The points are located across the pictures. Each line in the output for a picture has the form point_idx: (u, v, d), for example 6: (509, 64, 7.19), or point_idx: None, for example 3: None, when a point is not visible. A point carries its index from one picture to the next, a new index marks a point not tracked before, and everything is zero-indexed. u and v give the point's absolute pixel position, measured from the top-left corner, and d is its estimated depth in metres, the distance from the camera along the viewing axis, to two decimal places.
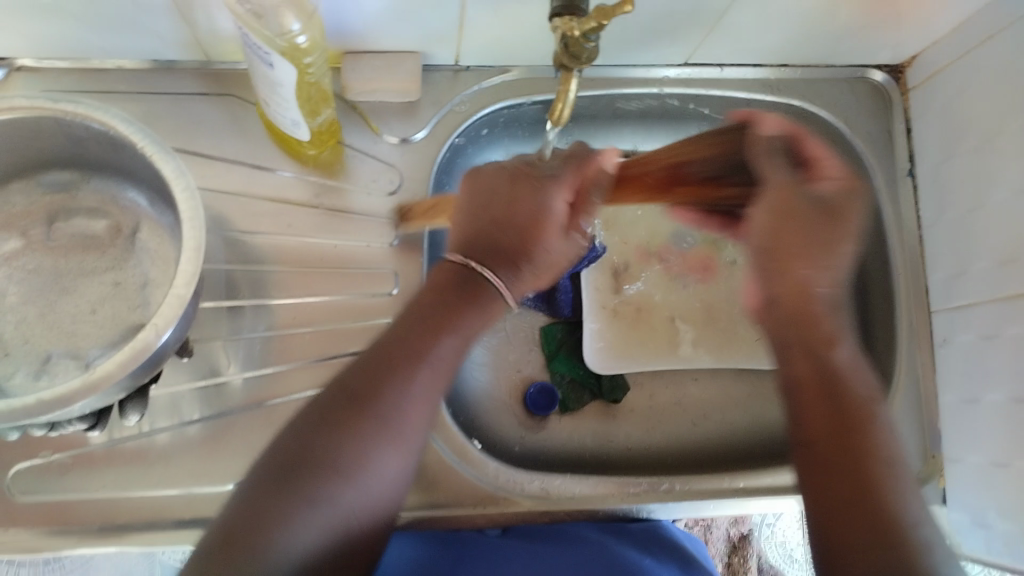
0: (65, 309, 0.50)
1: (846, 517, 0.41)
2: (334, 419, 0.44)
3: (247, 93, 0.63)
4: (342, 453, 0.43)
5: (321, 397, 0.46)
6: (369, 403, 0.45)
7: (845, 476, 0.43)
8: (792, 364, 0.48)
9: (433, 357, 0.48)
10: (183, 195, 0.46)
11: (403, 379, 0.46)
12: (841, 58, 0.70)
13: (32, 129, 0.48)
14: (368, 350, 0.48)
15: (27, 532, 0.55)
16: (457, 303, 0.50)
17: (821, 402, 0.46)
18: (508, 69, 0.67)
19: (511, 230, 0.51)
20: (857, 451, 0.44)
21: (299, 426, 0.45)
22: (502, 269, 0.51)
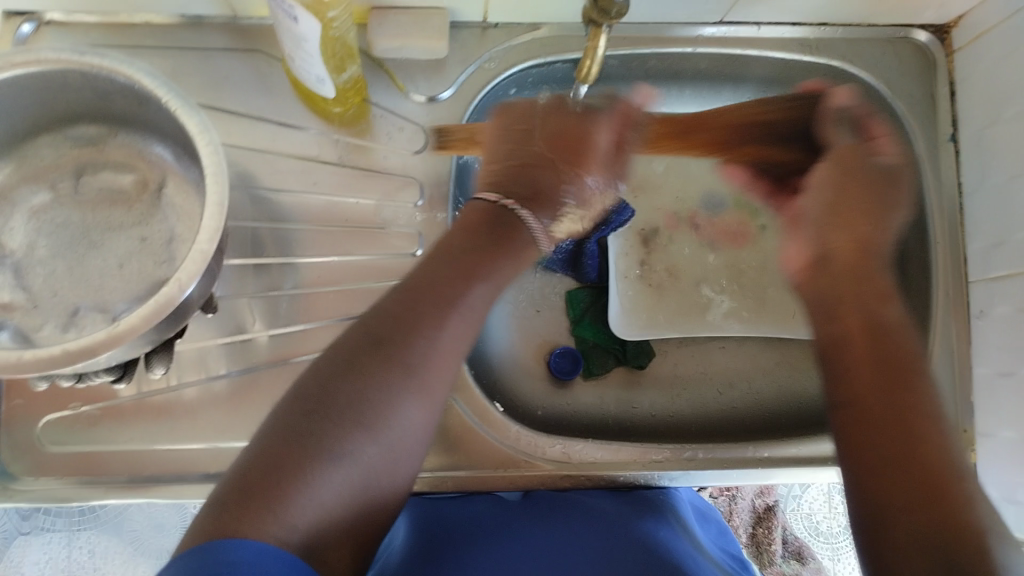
0: (93, 264, 0.51)
1: (890, 463, 0.42)
2: (366, 362, 0.43)
3: (273, 50, 0.62)
4: (371, 398, 0.42)
5: (350, 340, 0.45)
6: (398, 347, 0.44)
7: (887, 439, 0.43)
8: (846, 323, 0.50)
9: (462, 304, 0.47)
10: (207, 149, 0.46)
11: (434, 325, 0.46)
12: (884, 17, 0.67)
13: (57, 82, 0.48)
14: (393, 297, 0.47)
15: (57, 481, 0.56)
16: (487, 248, 0.50)
17: (887, 362, 0.47)
18: (537, 27, 0.65)
19: (555, 166, 0.55)
20: (909, 413, 0.44)
21: (330, 365, 0.43)
22: (541, 208, 0.54)
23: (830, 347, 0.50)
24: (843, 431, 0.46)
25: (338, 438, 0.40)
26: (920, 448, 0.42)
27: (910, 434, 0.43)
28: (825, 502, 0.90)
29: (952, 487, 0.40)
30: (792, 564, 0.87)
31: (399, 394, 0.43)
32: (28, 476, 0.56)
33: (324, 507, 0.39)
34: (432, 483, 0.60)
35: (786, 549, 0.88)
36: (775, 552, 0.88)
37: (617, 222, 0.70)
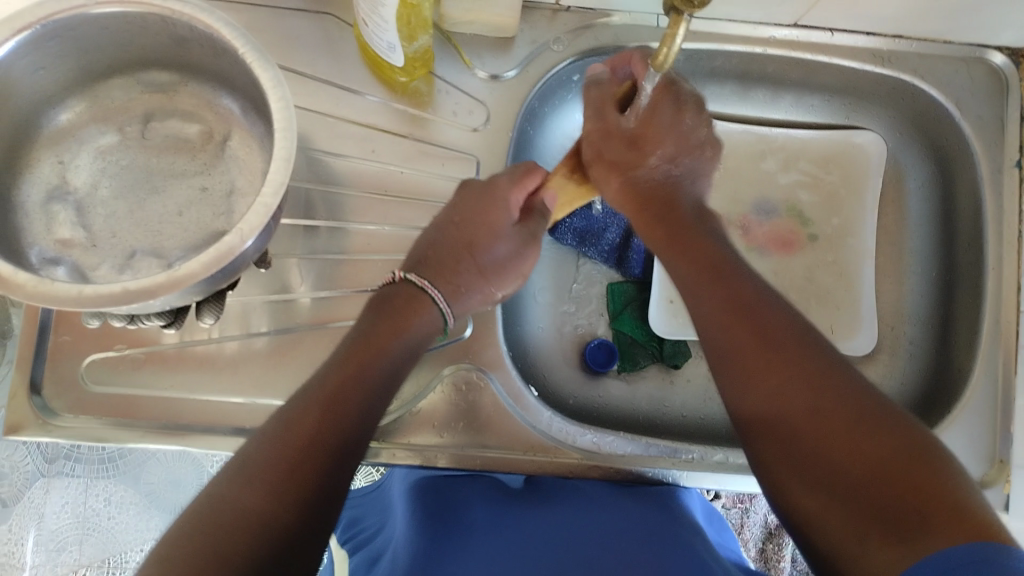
0: (153, 209, 0.51)
1: (787, 409, 0.42)
2: (251, 475, 0.40)
3: (345, 15, 0.63)
4: (229, 516, 0.38)
5: (233, 467, 0.41)
6: (265, 460, 0.41)
7: (770, 382, 0.43)
8: (701, 267, 0.50)
9: (351, 396, 0.45)
10: (279, 104, 0.46)
11: (319, 423, 0.42)
12: (960, 35, 0.66)
13: (137, 24, 0.48)
14: (277, 412, 0.44)
15: (94, 420, 0.56)
16: (375, 334, 0.48)
17: (738, 299, 0.47)
18: (609, 15, 0.65)
19: (449, 230, 0.54)
20: (777, 345, 0.44)
21: (206, 494, 0.40)
22: (438, 277, 0.52)
23: (689, 290, 0.49)
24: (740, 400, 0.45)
25: (226, 555, 0.36)
26: (799, 366, 0.43)
27: (788, 369, 0.43)
28: None
29: (847, 399, 0.41)
30: None
31: (292, 499, 0.40)
32: (66, 412, 0.56)
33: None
34: (459, 460, 0.59)
35: (794, 566, 0.89)
36: (784, 568, 0.89)
37: None
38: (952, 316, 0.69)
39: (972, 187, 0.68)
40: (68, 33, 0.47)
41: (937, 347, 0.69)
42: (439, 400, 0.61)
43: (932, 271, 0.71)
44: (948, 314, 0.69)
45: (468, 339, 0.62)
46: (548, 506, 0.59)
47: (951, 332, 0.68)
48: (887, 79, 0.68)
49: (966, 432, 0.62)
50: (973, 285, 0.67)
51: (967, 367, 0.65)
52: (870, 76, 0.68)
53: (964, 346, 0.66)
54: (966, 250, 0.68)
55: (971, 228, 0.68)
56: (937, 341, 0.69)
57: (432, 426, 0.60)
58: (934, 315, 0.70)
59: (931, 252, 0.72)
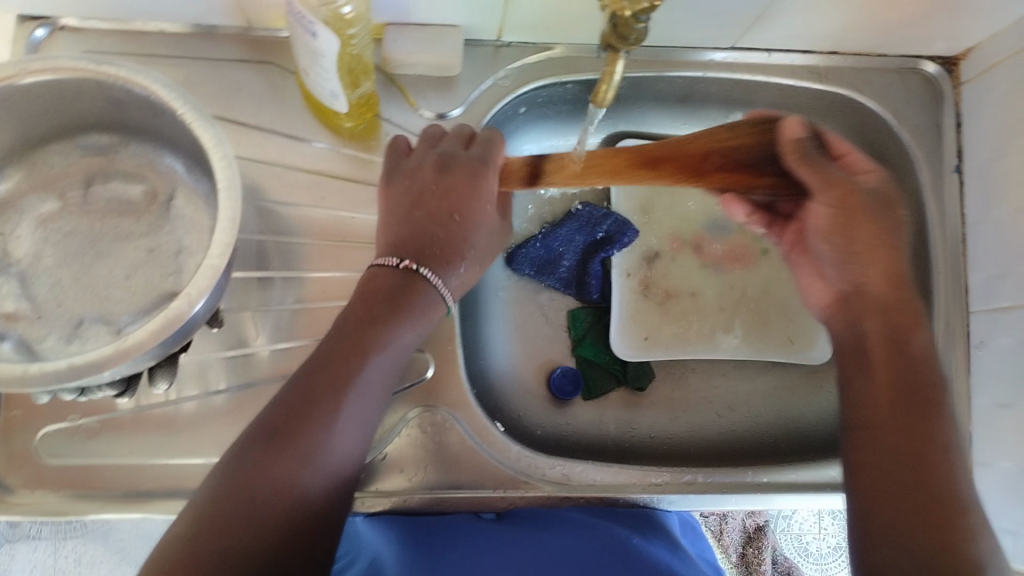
0: (98, 275, 0.50)
1: (886, 498, 0.45)
2: (264, 452, 0.43)
3: (286, 62, 0.62)
4: (270, 490, 0.42)
5: (243, 440, 0.45)
6: (290, 439, 0.44)
7: (899, 446, 0.47)
8: (872, 361, 0.51)
9: (358, 380, 0.47)
10: (221, 163, 0.45)
11: (341, 406, 0.46)
12: (893, 48, 0.67)
13: (73, 90, 0.47)
14: (283, 389, 0.47)
15: (52, 494, 0.55)
16: (382, 317, 0.50)
17: (911, 389, 0.49)
18: (550, 48, 0.65)
19: (450, 223, 0.54)
20: (919, 432, 0.47)
21: (233, 459, 0.44)
22: (436, 264, 0.53)
23: (857, 362, 0.52)
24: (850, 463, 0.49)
25: (250, 534, 0.40)
26: (919, 471, 0.45)
27: (906, 469, 0.46)
28: (815, 523, 0.91)
29: (937, 500, 0.44)
30: None
31: (299, 476, 0.43)
32: (23, 489, 0.55)
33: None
34: (431, 502, 0.59)
35: (775, 568, 0.88)
36: (765, 571, 0.88)
37: (622, 243, 0.72)
38: None
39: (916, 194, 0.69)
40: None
41: None
42: (405, 444, 0.60)
43: None
44: None
45: (430, 380, 0.62)
46: (544, 532, 0.58)
47: None
48: (826, 95, 0.69)
49: None
50: None
51: None
52: (809, 94, 0.69)
53: None
54: None
55: None
56: None
57: (401, 470, 0.60)
58: None
59: None
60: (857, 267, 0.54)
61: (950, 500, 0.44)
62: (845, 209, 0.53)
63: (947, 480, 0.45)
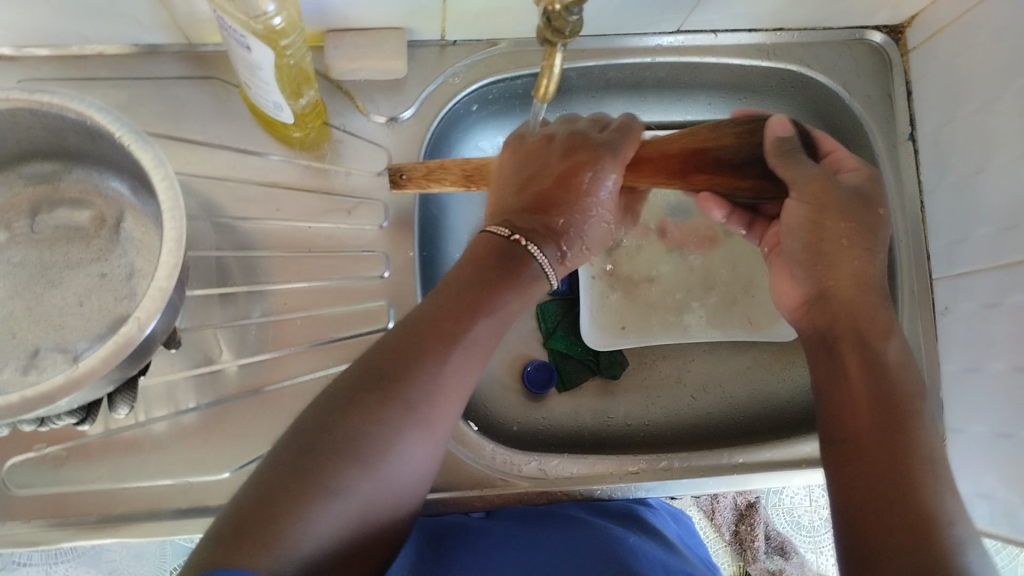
0: (52, 303, 0.50)
1: (874, 507, 0.44)
2: (364, 401, 0.42)
3: (230, 76, 0.62)
4: (369, 437, 0.41)
5: (349, 380, 0.44)
6: (398, 386, 0.43)
7: (880, 462, 0.45)
8: (849, 370, 0.50)
9: (465, 340, 0.45)
10: (163, 184, 0.45)
11: (443, 366, 0.44)
12: (839, 20, 0.68)
13: (7, 120, 0.47)
14: (403, 325, 0.46)
15: (25, 525, 0.55)
16: (495, 283, 0.47)
17: (893, 399, 0.47)
18: (496, 43, 0.65)
19: (562, 204, 0.50)
20: (903, 452, 0.45)
21: (338, 394, 0.43)
22: (548, 243, 0.49)
23: (830, 377, 0.51)
24: (835, 473, 0.47)
25: (349, 479, 0.40)
26: (902, 477, 0.44)
27: (890, 477, 0.44)
28: (807, 496, 0.89)
29: (922, 518, 0.42)
30: (776, 558, 0.87)
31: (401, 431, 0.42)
32: None
33: (314, 551, 0.38)
34: None
35: (769, 544, 0.87)
36: (759, 547, 0.88)
37: None
38: None
39: None
40: None
41: None
42: None
43: None
44: None
45: None
46: (534, 527, 0.57)
47: None
48: (775, 71, 0.69)
49: None
50: None
51: None
52: (759, 71, 0.69)
53: None
54: None
55: None
56: None
57: None
58: None
59: None
60: (843, 268, 0.52)
61: (927, 507, 0.42)
62: (814, 207, 0.53)
63: (924, 487, 0.43)
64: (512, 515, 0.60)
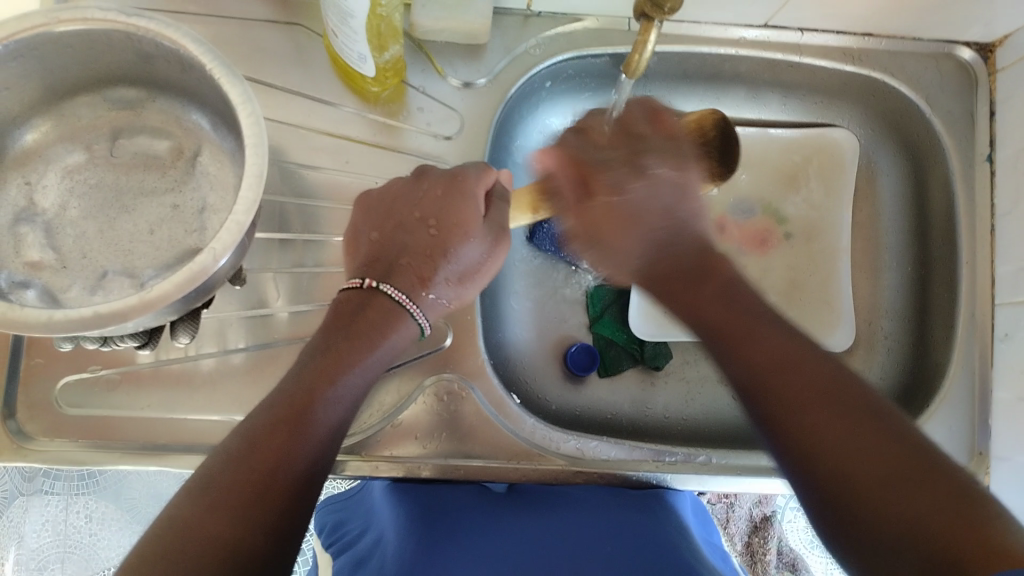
0: (123, 228, 0.50)
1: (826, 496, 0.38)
2: (216, 503, 0.38)
3: (314, 24, 0.62)
4: (213, 530, 0.37)
5: (193, 487, 0.39)
6: (247, 468, 0.40)
7: (796, 393, 0.40)
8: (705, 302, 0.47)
9: (320, 415, 0.43)
10: (249, 119, 0.45)
11: (298, 439, 0.41)
12: (930, 31, 0.66)
13: (103, 41, 0.47)
14: (250, 417, 0.42)
15: (69, 443, 0.55)
16: (341, 347, 0.46)
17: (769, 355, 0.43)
18: (581, 20, 0.65)
19: (422, 232, 0.50)
20: (788, 358, 0.42)
21: (182, 497, 0.39)
22: (400, 276, 0.49)
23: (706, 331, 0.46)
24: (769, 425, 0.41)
25: None
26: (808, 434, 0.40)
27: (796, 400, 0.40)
28: None
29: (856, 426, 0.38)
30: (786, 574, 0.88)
31: (255, 523, 0.38)
32: (42, 436, 0.55)
33: None
34: (444, 470, 0.59)
35: (779, 559, 0.88)
36: (770, 561, 0.88)
37: None
38: (928, 310, 0.69)
39: (944, 182, 0.68)
40: (31, 53, 0.46)
41: (916, 339, 0.70)
42: (420, 411, 0.60)
43: (908, 266, 0.72)
44: (923, 309, 0.70)
45: (447, 349, 0.62)
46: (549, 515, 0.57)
47: (928, 325, 0.69)
48: (858, 77, 0.68)
49: (947, 427, 0.63)
50: (947, 280, 0.68)
51: (943, 360, 0.66)
52: (841, 74, 0.68)
53: (941, 340, 0.67)
54: (940, 245, 0.69)
55: (944, 221, 0.68)
56: (915, 334, 0.70)
57: (414, 437, 0.60)
58: (911, 310, 0.71)
59: (906, 248, 0.72)
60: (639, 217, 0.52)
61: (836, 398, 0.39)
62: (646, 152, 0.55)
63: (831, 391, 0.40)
64: (527, 493, 0.60)
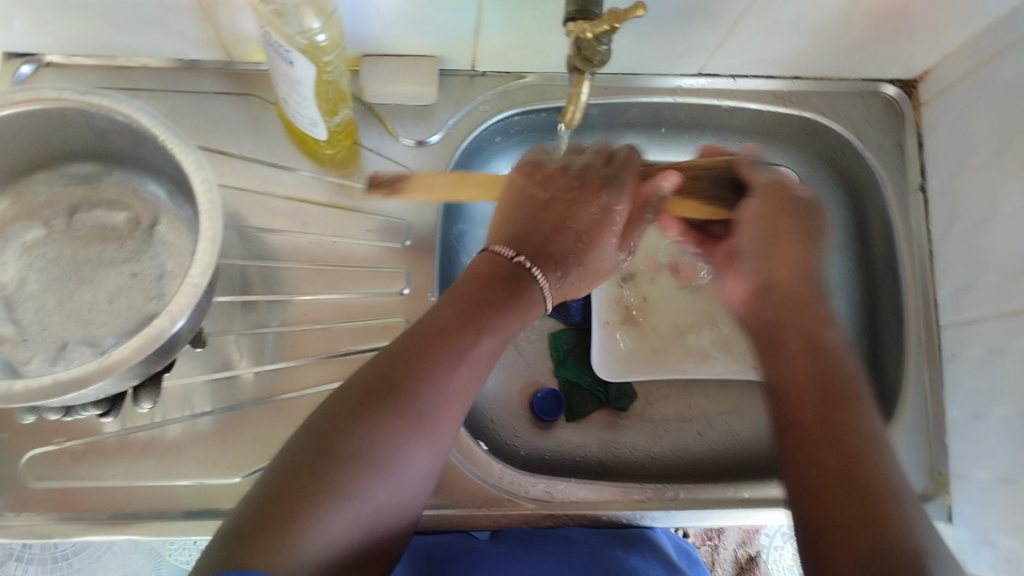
0: (83, 298, 0.51)
1: (839, 512, 0.41)
2: (310, 466, 0.41)
3: (267, 94, 0.64)
4: (380, 446, 0.43)
5: (347, 392, 0.45)
6: (404, 395, 0.45)
7: (824, 437, 0.45)
8: (792, 350, 0.51)
9: (471, 354, 0.48)
10: (202, 186, 0.47)
11: (451, 374, 0.47)
12: (855, 72, 0.70)
13: (58, 120, 0.49)
14: (409, 334, 0.48)
15: (36, 517, 0.55)
16: (497, 297, 0.50)
17: (838, 401, 0.46)
18: (524, 77, 0.68)
19: (570, 234, 0.54)
20: (836, 388, 0.47)
21: (345, 401, 0.44)
22: (548, 267, 0.53)
23: (775, 363, 0.51)
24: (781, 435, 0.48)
25: (349, 484, 0.41)
26: (866, 482, 0.42)
27: (837, 427, 0.45)
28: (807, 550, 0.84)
29: (865, 485, 0.42)
30: None
31: (398, 441, 0.43)
32: (7, 513, 0.55)
33: (327, 554, 0.39)
34: (414, 521, 0.60)
35: None
36: None
37: None
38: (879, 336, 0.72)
39: (881, 212, 0.71)
40: None
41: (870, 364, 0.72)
42: None
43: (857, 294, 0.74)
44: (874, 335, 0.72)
45: None
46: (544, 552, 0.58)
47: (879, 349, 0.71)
48: (791, 118, 0.72)
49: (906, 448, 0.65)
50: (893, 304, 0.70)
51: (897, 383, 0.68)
52: (775, 116, 0.71)
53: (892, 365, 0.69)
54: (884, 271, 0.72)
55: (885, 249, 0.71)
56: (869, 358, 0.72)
57: None
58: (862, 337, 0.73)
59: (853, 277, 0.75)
60: (795, 260, 0.54)
61: (869, 437, 0.45)
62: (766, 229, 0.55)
63: (870, 431, 0.45)
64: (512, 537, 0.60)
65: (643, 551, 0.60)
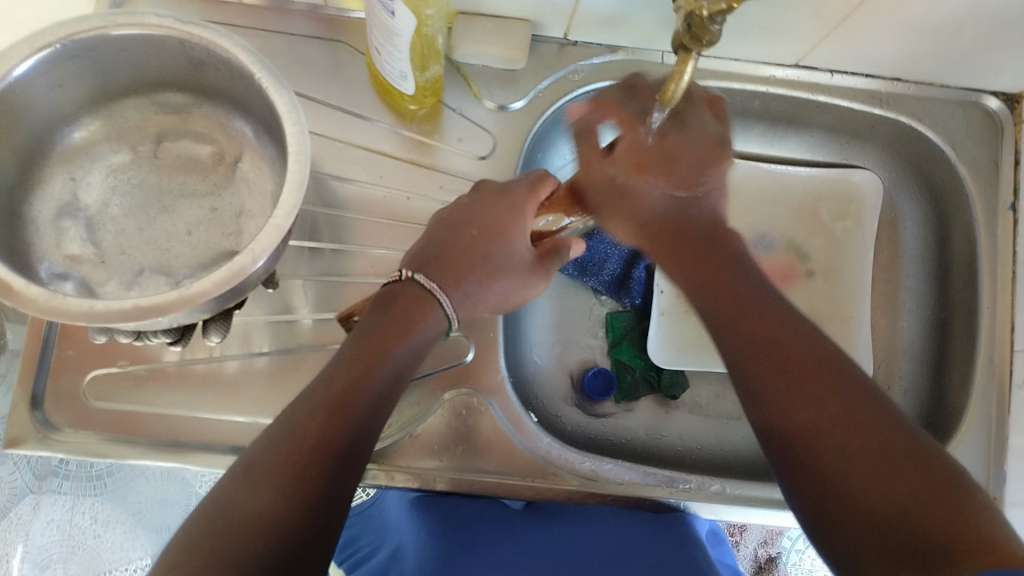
0: (161, 227, 0.52)
1: (823, 432, 0.43)
2: (201, 548, 0.40)
3: (356, 43, 0.64)
4: (258, 515, 0.41)
5: (237, 473, 0.43)
6: (289, 454, 0.43)
7: (771, 359, 0.47)
8: (707, 274, 0.52)
9: (365, 389, 0.46)
10: (294, 128, 0.46)
11: (330, 425, 0.44)
12: (958, 80, 0.67)
13: (156, 45, 0.49)
14: (296, 402, 0.46)
15: (92, 435, 0.56)
16: (382, 331, 0.48)
17: (760, 328, 0.48)
18: (616, 50, 0.66)
19: (464, 235, 0.52)
20: (747, 297, 0.50)
21: (237, 472, 0.43)
22: (442, 273, 0.52)
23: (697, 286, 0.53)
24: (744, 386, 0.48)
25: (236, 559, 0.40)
26: (813, 390, 0.45)
27: (776, 351, 0.47)
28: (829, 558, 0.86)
29: (837, 398, 0.44)
30: None
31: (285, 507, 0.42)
32: (67, 428, 0.56)
33: None
34: (458, 484, 0.60)
35: None
36: None
37: None
38: (947, 353, 0.70)
39: (966, 228, 0.69)
40: (88, 53, 0.48)
41: (932, 381, 0.70)
42: (437, 425, 0.61)
43: (925, 308, 0.73)
44: (941, 352, 0.70)
45: (469, 364, 0.63)
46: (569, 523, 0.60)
47: (945, 367, 0.69)
48: (884, 120, 0.69)
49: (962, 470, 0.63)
50: (967, 323, 0.68)
51: (960, 404, 0.66)
52: (868, 117, 0.69)
53: (957, 385, 0.67)
54: (960, 287, 0.69)
55: (965, 266, 0.69)
56: (931, 375, 0.70)
57: (430, 449, 0.60)
58: (928, 351, 0.71)
59: (925, 291, 0.73)
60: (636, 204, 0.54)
61: (795, 344, 0.47)
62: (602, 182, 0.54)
63: (798, 337, 0.47)
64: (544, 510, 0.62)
65: (688, 535, 0.60)
